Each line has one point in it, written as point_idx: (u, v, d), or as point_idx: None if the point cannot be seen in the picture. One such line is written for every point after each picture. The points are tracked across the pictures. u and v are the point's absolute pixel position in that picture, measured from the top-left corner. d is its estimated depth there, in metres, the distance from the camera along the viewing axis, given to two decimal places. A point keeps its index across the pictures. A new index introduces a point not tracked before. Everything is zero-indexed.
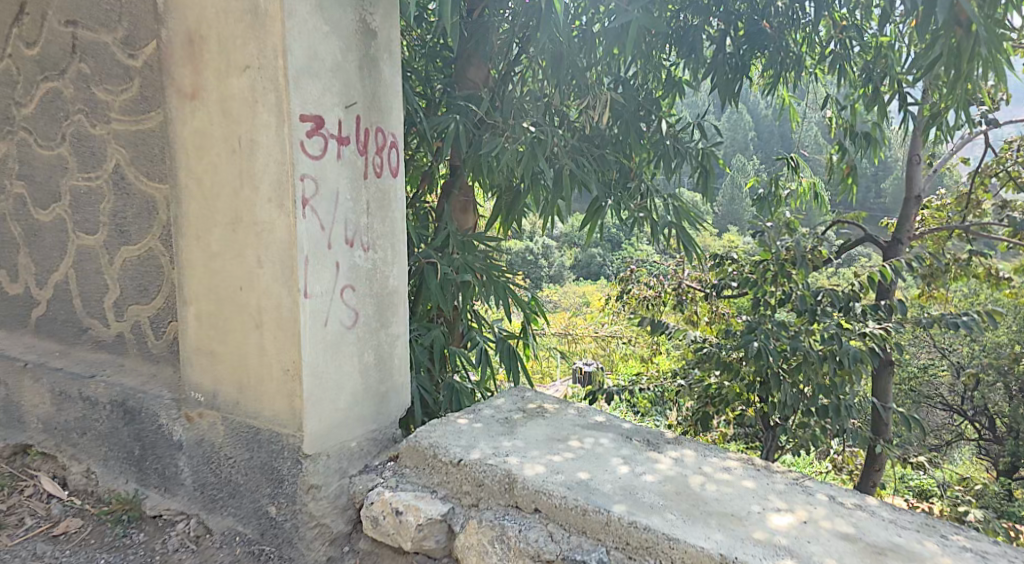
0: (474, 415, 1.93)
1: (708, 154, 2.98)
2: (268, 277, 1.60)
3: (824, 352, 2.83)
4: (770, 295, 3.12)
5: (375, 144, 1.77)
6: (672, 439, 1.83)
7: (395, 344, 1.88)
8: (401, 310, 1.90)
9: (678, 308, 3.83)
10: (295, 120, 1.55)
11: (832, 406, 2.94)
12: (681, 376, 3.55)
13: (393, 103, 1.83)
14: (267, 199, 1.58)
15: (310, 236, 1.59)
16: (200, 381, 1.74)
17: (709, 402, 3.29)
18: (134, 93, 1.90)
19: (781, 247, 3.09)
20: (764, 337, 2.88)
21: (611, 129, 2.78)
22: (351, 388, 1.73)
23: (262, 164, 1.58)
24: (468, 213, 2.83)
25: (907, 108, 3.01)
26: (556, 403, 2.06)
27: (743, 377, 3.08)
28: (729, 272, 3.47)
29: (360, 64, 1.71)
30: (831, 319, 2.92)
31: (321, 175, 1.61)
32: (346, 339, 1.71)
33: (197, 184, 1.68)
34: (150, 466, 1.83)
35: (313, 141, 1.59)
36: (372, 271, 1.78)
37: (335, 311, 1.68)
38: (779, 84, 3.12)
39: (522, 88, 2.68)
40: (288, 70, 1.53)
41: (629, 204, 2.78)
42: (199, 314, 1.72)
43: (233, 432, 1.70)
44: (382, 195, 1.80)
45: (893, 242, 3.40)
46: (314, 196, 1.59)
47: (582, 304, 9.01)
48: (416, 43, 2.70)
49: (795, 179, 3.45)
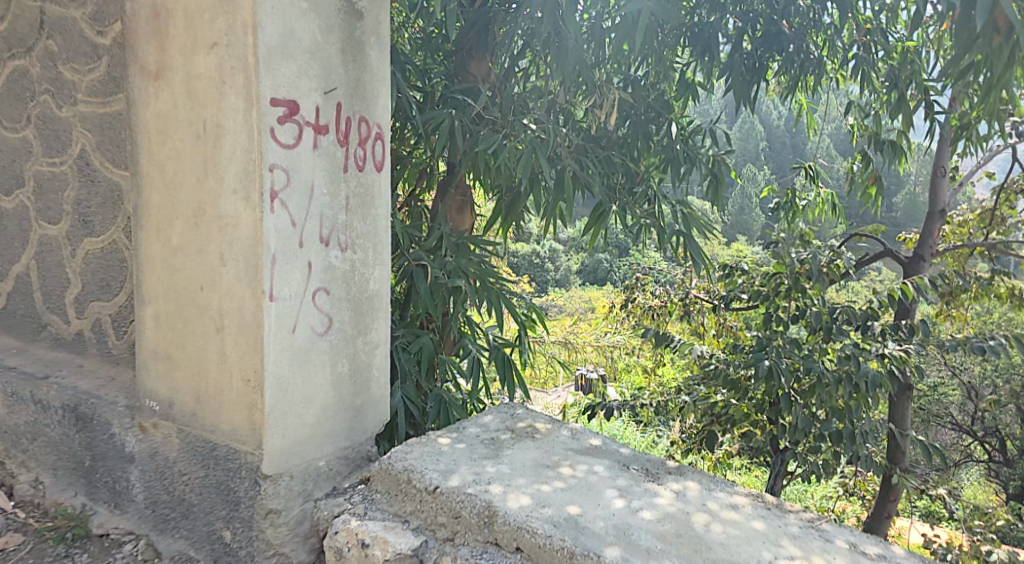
0: (457, 434, 1.78)
1: (719, 161, 2.81)
2: (231, 276, 1.43)
3: (841, 375, 2.67)
4: (783, 310, 2.94)
5: (358, 135, 1.61)
6: (674, 469, 1.68)
7: (374, 353, 1.73)
8: (382, 316, 1.75)
9: (684, 319, 3.64)
10: (265, 103, 1.37)
11: (846, 432, 2.76)
12: (685, 392, 3.38)
13: (380, 91, 1.67)
14: (232, 191, 1.40)
15: (279, 233, 1.42)
16: (155, 389, 1.59)
17: (715, 421, 3.10)
18: (102, 72, 1.71)
19: (795, 260, 2.87)
20: (775, 355, 2.72)
21: (618, 131, 2.64)
22: (321, 401, 1.58)
23: (227, 152, 1.40)
24: (465, 214, 2.70)
25: (932, 118, 2.82)
26: (548, 423, 1.90)
27: (752, 397, 2.93)
28: (739, 283, 3.29)
29: (343, 47, 1.55)
30: (847, 340, 2.76)
31: (294, 166, 1.44)
32: (317, 348, 1.56)
33: (159, 171, 1.51)
34: (100, 480, 1.72)
35: (285, 128, 1.41)
36: (349, 273, 1.63)
37: (306, 317, 1.52)
38: (798, 90, 2.95)
39: (523, 86, 2.57)
40: (259, 48, 1.34)
41: (635, 209, 2.60)
42: (157, 315, 1.56)
43: (189, 447, 1.55)
44: (365, 190, 1.65)
45: (914, 258, 3.20)
46: (285, 189, 1.42)
47: (587, 310, 8.83)
48: (417, 35, 2.56)
49: (814, 190, 3.28)
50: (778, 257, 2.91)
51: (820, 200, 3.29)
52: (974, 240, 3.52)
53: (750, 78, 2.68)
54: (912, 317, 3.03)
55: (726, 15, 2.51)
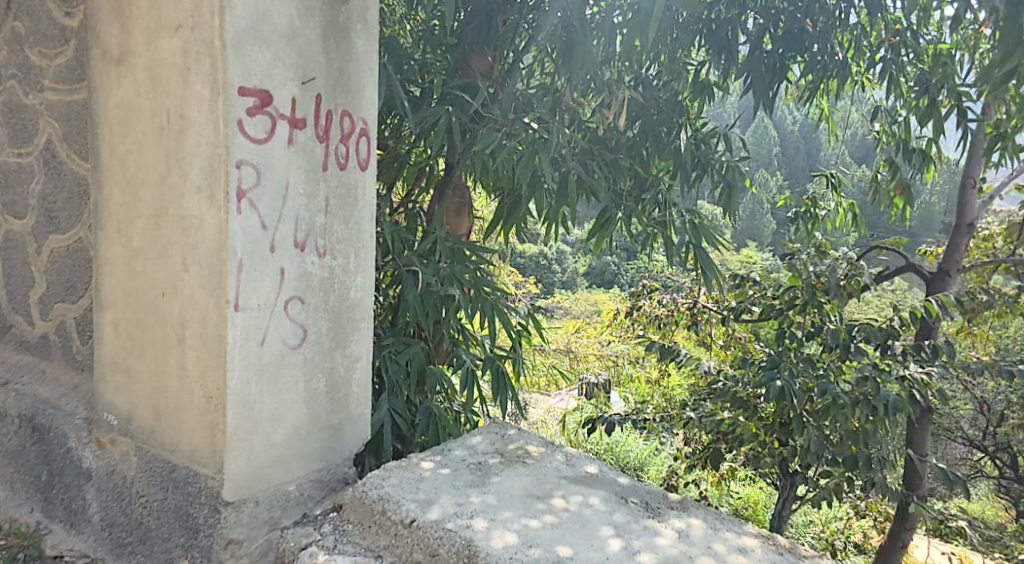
0: (441, 457, 1.65)
1: (733, 168, 2.62)
2: (193, 283, 1.30)
3: (858, 396, 2.46)
4: (798, 326, 2.79)
5: (340, 131, 1.49)
6: (676, 503, 1.53)
7: (353, 367, 1.61)
8: (363, 327, 1.63)
9: (690, 330, 3.46)
10: (233, 92, 1.23)
11: (862, 458, 2.60)
12: (690, 407, 3.20)
13: (366, 83, 1.55)
14: (196, 189, 1.27)
15: (247, 238, 1.29)
16: (113, 402, 1.46)
17: (721, 440, 2.94)
18: (69, 57, 1.58)
19: (812, 273, 2.72)
20: (788, 375, 2.55)
21: (628, 133, 2.50)
22: (292, 420, 1.45)
23: (191, 146, 1.27)
24: (463, 216, 2.55)
25: (964, 124, 2.62)
26: (542, 446, 1.76)
27: (762, 416, 2.76)
28: (750, 295, 3.12)
29: (325, 33, 1.41)
30: (867, 360, 2.55)
31: (265, 163, 1.31)
32: (289, 362, 1.43)
33: (121, 167, 1.38)
34: (57, 496, 1.61)
35: (256, 120, 1.28)
36: (328, 279, 1.51)
37: (278, 328, 1.39)
38: (819, 93, 2.78)
39: (528, 85, 2.42)
40: (225, 31, 1.21)
41: (642, 217, 2.47)
42: (116, 323, 1.43)
43: (148, 466, 1.42)
44: (347, 191, 1.53)
45: (938, 274, 3.03)
46: (254, 188, 1.29)
47: (593, 312, 8.67)
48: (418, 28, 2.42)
49: (835, 200, 3.07)
50: (793, 270, 2.76)
51: (840, 210, 3.09)
52: (1001, 255, 3.34)
53: (769, 77, 2.48)
54: (936, 336, 2.83)
55: (747, 11, 2.34)
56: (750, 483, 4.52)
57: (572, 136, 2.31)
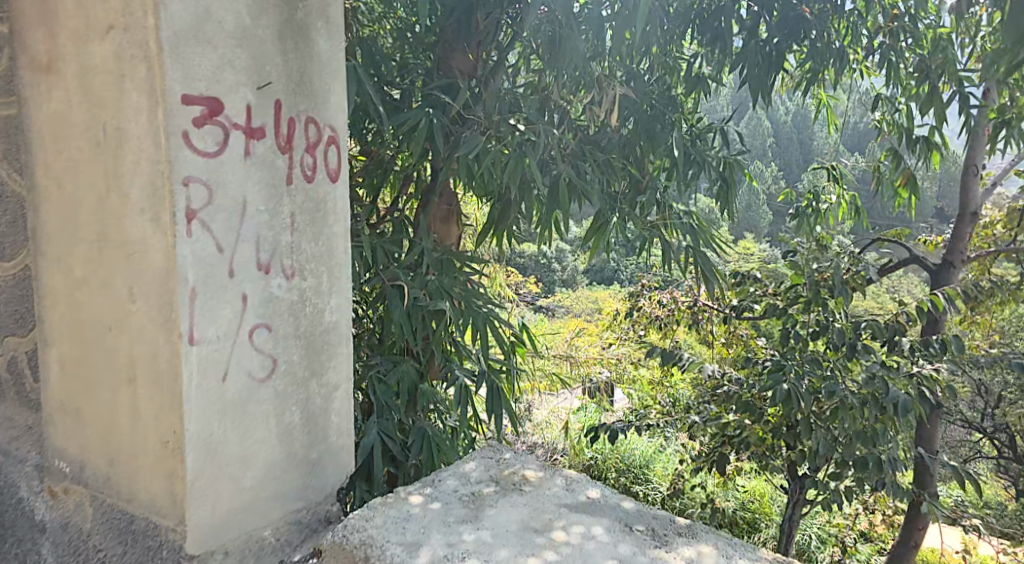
0: (431, 490, 1.51)
1: (730, 164, 2.49)
2: (143, 315, 1.19)
3: (864, 395, 2.29)
4: (801, 326, 2.61)
5: (304, 140, 1.40)
6: (685, 529, 1.40)
7: (333, 397, 1.48)
8: (341, 352, 1.51)
9: (692, 328, 3.38)
10: (175, 102, 1.15)
11: (872, 459, 2.35)
12: (696, 410, 2.94)
13: (332, 87, 1.46)
14: (139, 211, 1.18)
15: (200, 261, 1.19)
16: (63, 447, 1.35)
17: (727, 442, 2.72)
18: (4, 68, 1.45)
19: (813, 271, 2.55)
20: (795, 378, 2.32)
21: (620, 130, 2.36)
22: (265, 460, 1.32)
23: (132, 163, 1.18)
24: (451, 224, 2.42)
25: (967, 111, 2.51)
26: (539, 470, 1.63)
27: (767, 419, 2.58)
28: (751, 292, 2.97)
29: (282, 31, 1.32)
30: (873, 359, 2.41)
31: (217, 179, 1.22)
32: (258, 396, 1.30)
33: (57, 189, 1.30)
34: (11, 550, 1.48)
35: (204, 132, 1.19)
36: (298, 303, 1.39)
37: (242, 360, 1.27)
38: (816, 82, 2.66)
39: (512, 84, 2.29)
40: (161, 32, 1.12)
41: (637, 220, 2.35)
42: (62, 361, 1.33)
43: (103, 518, 1.30)
44: (315, 205, 1.43)
45: (943, 266, 2.91)
46: (205, 207, 1.19)
47: (593, 310, 8.42)
48: (394, 27, 2.30)
49: (836, 192, 2.91)
50: (795, 267, 2.61)
51: (843, 202, 2.92)
52: (1006, 243, 3.23)
53: (766, 68, 2.35)
54: (942, 331, 2.72)
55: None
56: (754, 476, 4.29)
57: (559, 136, 2.18)
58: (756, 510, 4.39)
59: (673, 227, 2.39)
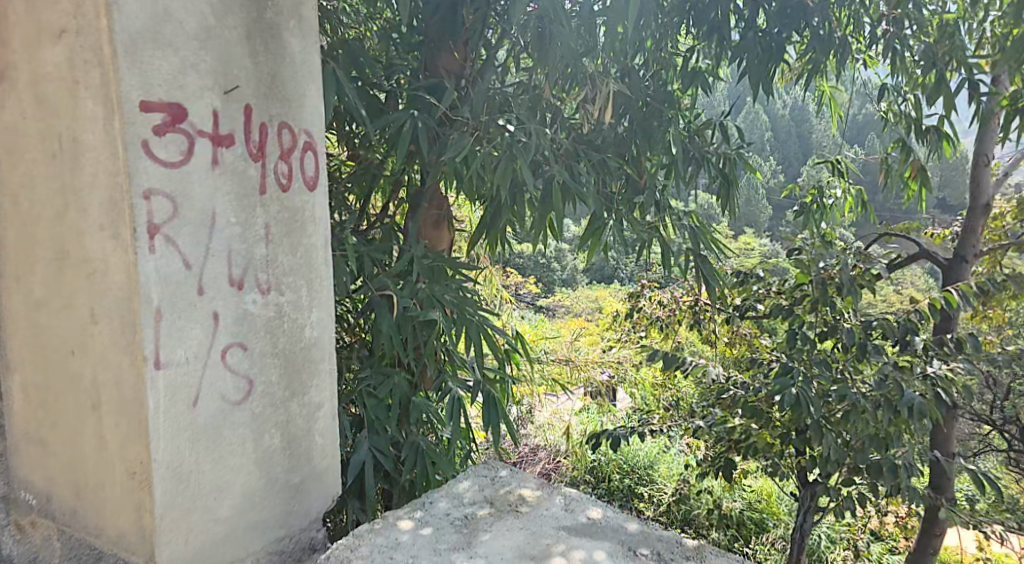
0: (421, 514, 1.43)
1: (730, 158, 2.39)
2: (105, 338, 1.12)
3: (875, 398, 2.20)
4: (809, 326, 2.53)
5: (277, 146, 1.33)
6: (692, 553, 1.32)
7: (316, 418, 1.41)
8: (324, 369, 1.43)
9: (694, 329, 3.28)
10: (133, 109, 1.08)
11: (887, 464, 2.23)
12: (699, 415, 2.85)
13: (307, 90, 1.39)
14: (99, 226, 1.11)
15: (165, 279, 1.11)
16: (29, 478, 1.28)
17: (733, 447, 2.62)
18: None
19: (820, 268, 2.43)
20: (804, 382, 2.22)
21: (614, 128, 2.28)
22: (242, 487, 1.25)
23: (89, 176, 1.11)
24: (442, 229, 2.33)
25: (977, 98, 2.41)
26: (536, 489, 1.55)
27: (775, 424, 2.43)
28: (755, 292, 2.86)
29: (250, 32, 1.26)
30: (886, 360, 2.28)
31: (182, 190, 1.15)
32: (233, 420, 1.23)
33: (15, 204, 1.23)
34: None
35: (165, 141, 1.12)
36: (275, 320, 1.32)
37: (214, 382, 1.19)
38: (818, 74, 2.57)
39: (502, 82, 2.20)
40: (114, 35, 1.05)
41: (634, 221, 2.26)
42: (24, 387, 1.26)
43: (71, 554, 1.22)
44: (291, 215, 1.36)
45: (955, 260, 2.82)
46: (169, 221, 1.12)
47: (594, 308, 8.28)
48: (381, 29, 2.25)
49: (841, 186, 2.78)
50: (800, 267, 2.48)
51: (850, 197, 2.78)
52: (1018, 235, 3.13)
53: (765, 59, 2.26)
54: (956, 329, 2.62)
55: None
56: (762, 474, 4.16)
57: (552, 136, 2.09)
58: (764, 509, 4.22)
59: (672, 227, 2.32)
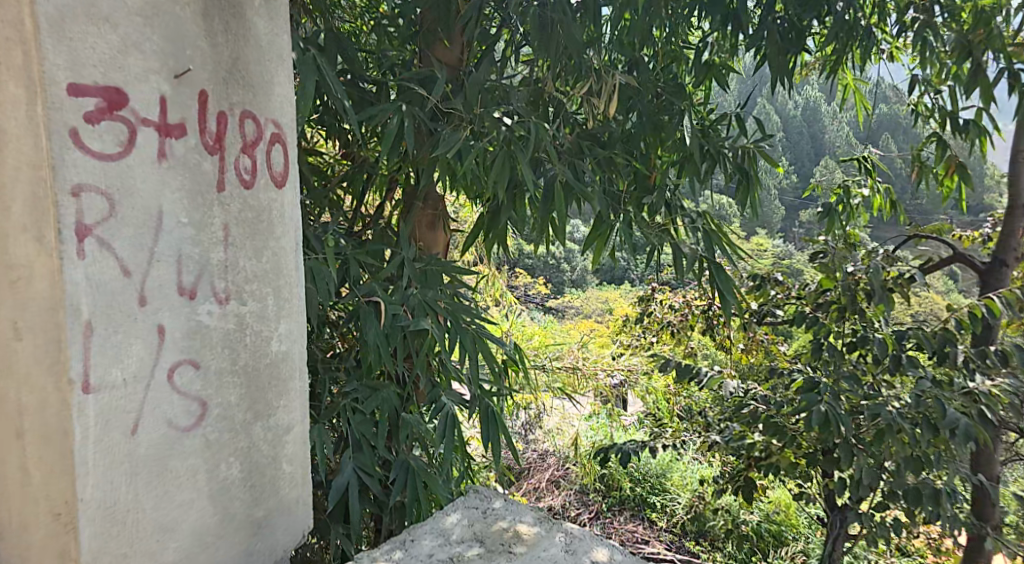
0: (401, 556, 1.28)
1: (748, 152, 2.19)
2: (28, 356, 0.97)
3: (914, 417, 2.00)
4: (835, 337, 2.32)
5: (239, 137, 1.18)
6: None
7: (284, 442, 1.26)
8: (294, 388, 1.28)
9: (707, 334, 3.05)
10: (58, 92, 0.93)
11: (926, 490, 2.05)
12: (716, 429, 2.67)
13: (275, 76, 1.25)
14: (21, 228, 0.96)
15: (98, 289, 0.96)
16: None
17: (752, 465, 2.39)
18: None
19: (849, 272, 2.26)
20: (833, 398, 2.03)
21: (622, 123, 2.13)
22: (191, 525, 1.10)
23: (11, 170, 0.96)
24: (438, 230, 2.17)
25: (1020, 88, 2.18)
26: (534, 525, 1.38)
27: (799, 443, 2.24)
28: (773, 297, 2.66)
29: (207, 9, 1.11)
30: (923, 374, 2.10)
31: (121, 186, 1.00)
32: (182, 449, 1.08)
33: None
34: None
35: (99, 129, 0.97)
36: (236, 333, 1.17)
37: (159, 405, 1.04)
38: (843, 66, 2.39)
39: (501, 76, 2.04)
40: (36, 7, 0.90)
41: (644, 223, 2.08)
42: None
43: None
44: (256, 214, 1.21)
45: (993, 265, 2.60)
46: (103, 221, 0.97)
47: (603, 310, 8.06)
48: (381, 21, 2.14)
49: (870, 185, 2.49)
50: (826, 271, 2.32)
51: (878, 197, 2.51)
52: None
53: (785, 50, 2.09)
54: (998, 340, 2.41)
55: None
56: (781, 486, 3.92)
57: (554, 131, 1.94)
58: (783, 521, 3.98)
59: (683, 231, 2.14)
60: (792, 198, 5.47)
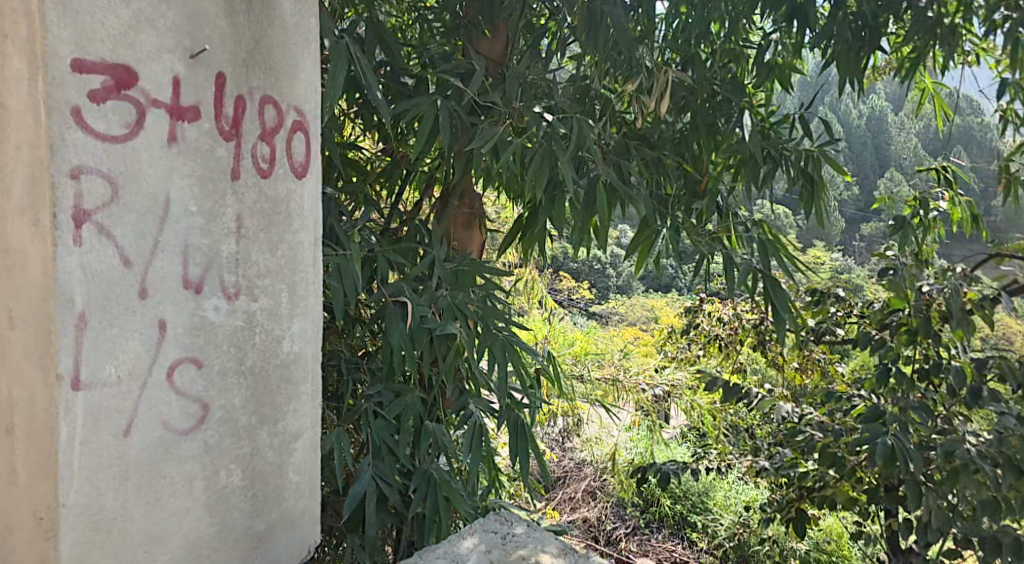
0: None
1: (812, 156, 2.02)
2: None
3: (993, 456, 1.82)
4: (904, 362, 2.14)
5: (258, 123, 1.12)
6: None
7: (291, 449, 1.21)
8: (303, 393, 1.23)
9: (758, 350, 2.88)
10: (62, 66, 0.86)
11: (1007, 539, 1.84)
12: (765, 454, 2.50)
13: (301, 60, 1.18)
14: None
15: (94, 279, 0.90)
16: None
17: (805, 497, 2.22)
18: None
19: (921, 293, 2.07)
20: (899, 429, 1.86)
21: (676, 122, 2.00)
22: (185, 535, 1.03)
23: None
24: (473, 230, 2.08)
25: None
26: (559, 556, 1.27)
27: (857, 475, 2.07)
28: (833, 314, 2.47)
29: None
30: (1007, 409, 1.89)
31: (126, 169, 0.93)
32: (178, 453, 1.01)
33: None
34: None
35: (104, 108, 0.91)
36: (245, 331, 1.11)
37: (156, 405, 0.98)
38: (919, 69, 2.23)
39: (546, 71, 1.93)
40: None
41: (694, 230, 1.94)
42: None
43: None
44: (273, 206, 1.14)
45: None
46: (104, 206, 0.91)
47: (649, 318, 7.85)
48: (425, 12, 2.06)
49: (948, 198, 2.30)
50: (897, 290, 2.11)
51: (957, 210, 2.31)
52: None
53: (857, 48, 1.92)
54: None
55: None
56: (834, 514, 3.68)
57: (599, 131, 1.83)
58: (834, 552, 3.71)
59: (739, 236, 1.94)
60: (852, 210, 5.20)
